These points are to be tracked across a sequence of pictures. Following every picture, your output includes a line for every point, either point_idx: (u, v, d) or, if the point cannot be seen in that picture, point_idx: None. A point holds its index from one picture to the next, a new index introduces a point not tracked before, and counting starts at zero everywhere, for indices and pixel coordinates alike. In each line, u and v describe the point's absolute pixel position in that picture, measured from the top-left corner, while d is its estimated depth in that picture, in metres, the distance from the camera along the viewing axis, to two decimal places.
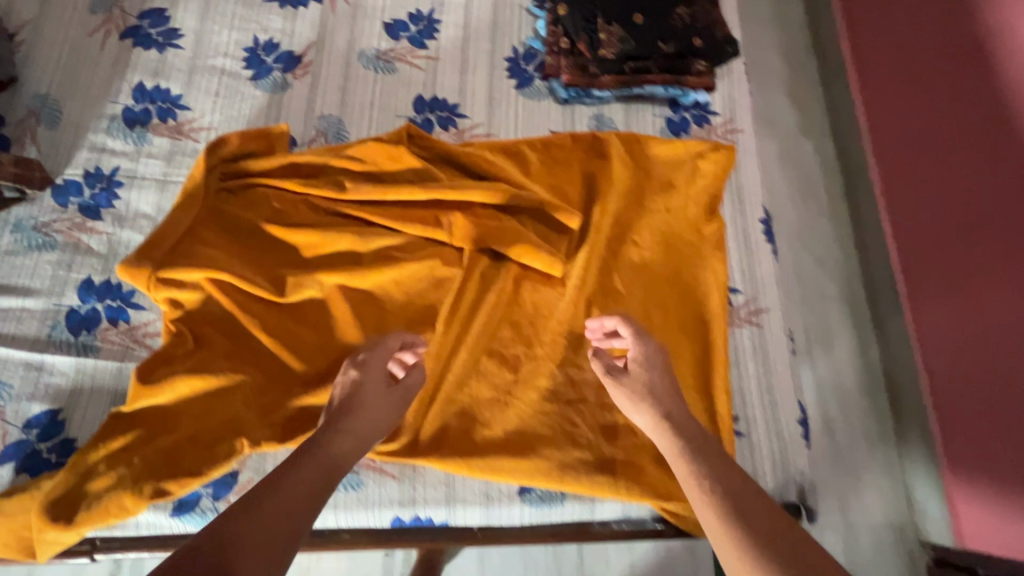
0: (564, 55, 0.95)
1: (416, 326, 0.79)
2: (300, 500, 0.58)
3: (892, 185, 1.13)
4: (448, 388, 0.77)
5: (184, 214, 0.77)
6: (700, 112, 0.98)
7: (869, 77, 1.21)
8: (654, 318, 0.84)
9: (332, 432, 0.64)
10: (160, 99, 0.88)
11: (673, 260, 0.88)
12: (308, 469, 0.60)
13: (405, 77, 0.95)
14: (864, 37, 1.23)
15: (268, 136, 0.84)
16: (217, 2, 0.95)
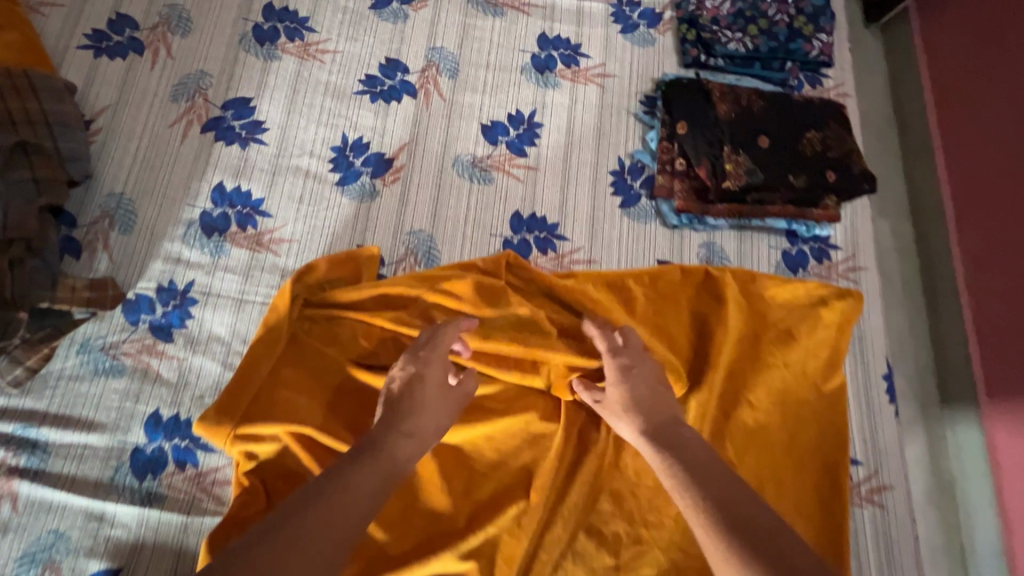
0: (679, 177, 0.87)
1: (508, 492, 0.72)
2: (354, 506, 0.56)
3: (980, 265, 0.98)
4: (542, 570, 0.69)
5: (266, 352, 0.71)
6: (820, 245, 0.90)
7: (957, 141, 1.07)
8: (768, 493, 0.76)
9: (394, 434, 0.62)
10: (240, 202, 0.81)
11: (788, 424, 0.79)
12: (365, 473, 0.58)
13: (502, 189, 0.87)
14: (955, 95, 1.09)
15: (357, 258, 0.77)
16: (305, 93, 0.88)
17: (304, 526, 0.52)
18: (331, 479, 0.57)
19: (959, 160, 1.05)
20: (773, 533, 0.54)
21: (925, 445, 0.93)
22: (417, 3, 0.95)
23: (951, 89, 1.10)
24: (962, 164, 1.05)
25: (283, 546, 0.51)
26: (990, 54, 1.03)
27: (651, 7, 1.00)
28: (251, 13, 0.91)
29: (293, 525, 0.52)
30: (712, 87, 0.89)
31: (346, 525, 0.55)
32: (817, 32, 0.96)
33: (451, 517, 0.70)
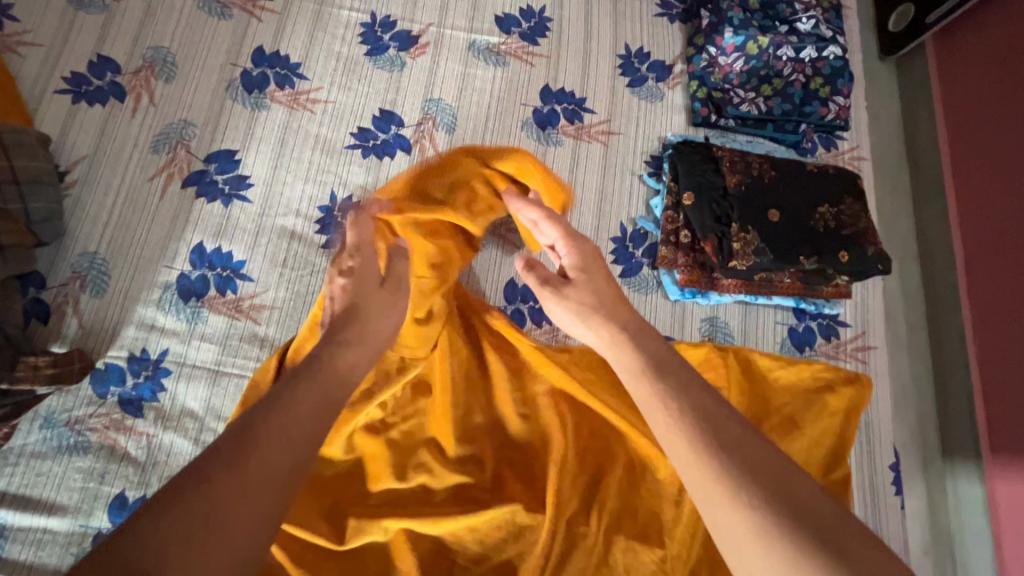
0: (683, 250, 0.82)
1: None
2: (307, 421, 0.53)
3: (987, 325, 0.94)
4: None
5: None
6: (828, 321, 0.86)
7: (972, 191, 1.01)
8: None
9: (335, 348, 0.60)
10: (220, 265, 0.77)
11: None
12: (312, 389, 0.55)
13: (497, 256, 0.83)
14: (967, 143, 1.04)
15: None
16: (293, 146, 0.84)
17: (257, 445, 0.49)
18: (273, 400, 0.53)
19: (972, 212, 1.01)
20: (742, 451, 0.51)
21: (930, 527, 0.89)
22: (415, 50, 0.91)
23: (966, 135, 1.05)
24: (974, 215, 1.00)
25: (239, 466, 0.47)
26: (1008, 101, 0.97)
27: (660, 60, 0.96)
28: (240, 57, 0.86)
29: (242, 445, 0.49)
30: (721, 155, 0.84)
31: (301, 438, 0.52)
32: (834, 94, 0.92)
33: None
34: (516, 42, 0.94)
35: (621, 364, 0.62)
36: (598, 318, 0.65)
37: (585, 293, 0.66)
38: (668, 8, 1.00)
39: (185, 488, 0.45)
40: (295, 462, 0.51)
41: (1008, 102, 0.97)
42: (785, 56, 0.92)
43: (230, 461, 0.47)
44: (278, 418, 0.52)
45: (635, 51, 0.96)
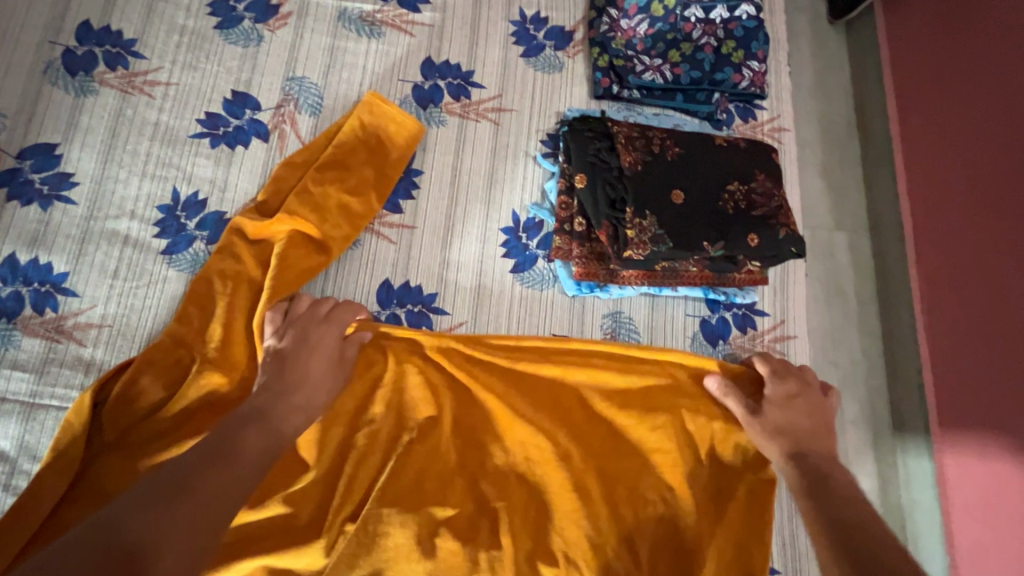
0: (578, 240, 0.74)
1: None
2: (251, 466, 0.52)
3: (938, 300, 0.87)
4: None
5: (50, 484, 0.58)
6: (744, 312, 0.78)
7: (919, 159, 0.94)
8: None
9: (284, 404, 0.57)
10: (37, 278, 0.66)
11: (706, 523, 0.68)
12: (258, 429, 0.54)
13: (369, 254, 0.73)
14: (911, 105, 0.97)
15: (178, 352, 0.64)
16: (126, 137, 0.72)
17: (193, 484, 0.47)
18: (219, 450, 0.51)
19: (920, 182, 0.93)
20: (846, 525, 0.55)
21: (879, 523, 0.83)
22: (275, 22, 0.80)
23: (914, 99, 0.97)
24: (923, 184, 0.93)
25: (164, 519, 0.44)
26: (962, 60, 0.89)
27: (558, 26, 0.86)
28: (61, 35, 0.74)
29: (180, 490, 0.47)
30: (617, 130, 0.75)
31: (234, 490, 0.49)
32: (748, 59, 0.83)
33: None
34: (394, 10, 0.83)
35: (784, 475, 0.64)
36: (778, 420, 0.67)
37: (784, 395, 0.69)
38: None
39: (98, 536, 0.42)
40: (233, 501, 0.49)
41: (966, 59, 0.89)
42: (694, 16, 0.82)
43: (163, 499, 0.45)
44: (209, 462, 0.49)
45: (531, 16, 0.86)
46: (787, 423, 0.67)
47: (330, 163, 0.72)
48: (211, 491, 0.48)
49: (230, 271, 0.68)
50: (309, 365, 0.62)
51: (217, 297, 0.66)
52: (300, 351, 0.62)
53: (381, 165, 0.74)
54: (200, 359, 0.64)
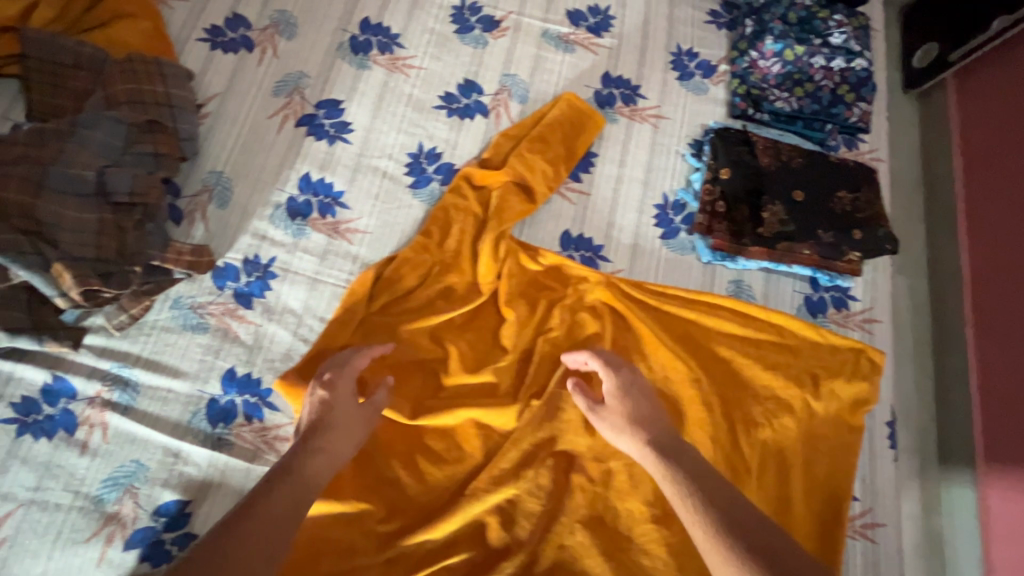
0: (718, 218, 0.95)
1: (532, 464, 0.79)
2: (275, 526, 0.61)
3: (991, 307, 1.04)
4: (558, 534, 0.77)
5: (344, 328, 0.81)
6: (840, 294, 0.97)
7: (980, 197, 1.13)
8: (787, 505, 0.83)
9: (307, 455, 0.67)
10: (323, 192, 0.90)
11: (803, 446, 0.87)
12: (277, 497, 0.63)
13: (556, 209, 0.95)
14: (976, 149, 1.17)
15: (426, 257, 0.87)
16: (388, 102, 0.97)
17: (235, 540, 0.58)
18: (247, 508, 0.61)
19: (981, 212, 1.12)
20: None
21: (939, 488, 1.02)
22: (497, 32, 1.05)
23: (979, 143, 1.16)
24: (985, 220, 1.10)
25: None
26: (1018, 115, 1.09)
27: (706, 60, 1.09)
28: (349, 25, 1.01)
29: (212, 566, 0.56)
30: (755, 140, 0.98)
31: (268, 542, 0.60)
32: (858, 100, 1.05)
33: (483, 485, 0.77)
34: (583, 34, 1.08)
35: (645, 466, 0.73)
36: (630, 436, 0.75)
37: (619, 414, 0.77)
38: (716, 16, 1.13)
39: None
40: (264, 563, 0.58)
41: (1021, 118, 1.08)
42: (818, 63, 1.05)
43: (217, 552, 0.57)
44: (247, 523, 0.60)
45: (686, 50, 1.10)
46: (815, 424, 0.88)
47: (537, 138, 0.96)
48: (242, 547, 0.58)
49: (461, 205, 0.90)
50: (333, 427, 0.70)
51: (454, 222, 0.89)
52: (322, 428, 0.70)
53: (573, 145, 0.97)
54: (440, 262, 0.87)
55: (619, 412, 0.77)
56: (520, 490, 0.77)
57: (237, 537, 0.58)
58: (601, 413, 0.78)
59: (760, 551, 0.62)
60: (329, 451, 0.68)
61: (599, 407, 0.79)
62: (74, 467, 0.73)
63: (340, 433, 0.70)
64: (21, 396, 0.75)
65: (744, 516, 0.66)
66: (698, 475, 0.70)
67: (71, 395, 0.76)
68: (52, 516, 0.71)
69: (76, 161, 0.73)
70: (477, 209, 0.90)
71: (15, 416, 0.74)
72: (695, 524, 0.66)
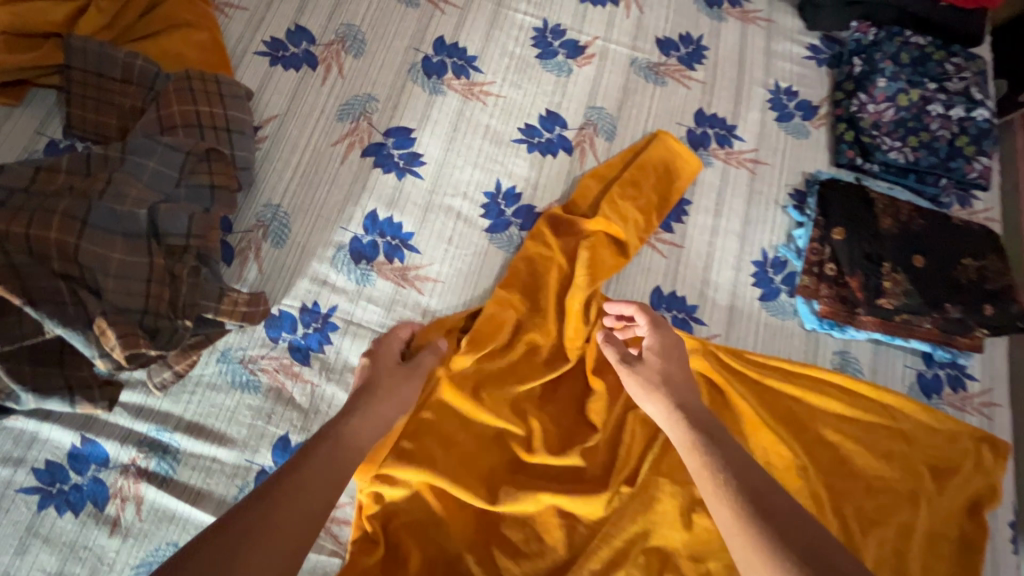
0: (827, 282, 0.85)
1: (623, 564, 0.69)
2: (325, 480, 0.57)
3: None
4: None
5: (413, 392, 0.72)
6: (956, 372, 0.86)
7: None
8: None
9: (360, 413, 0.63)
10: (390, 233, 0.80)
11: (925, 551, 0.76)
12: (316, 461, 0.57)
13: (645, 262, 0.85)
14: None
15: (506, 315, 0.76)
16: (464, 133, 0.87)
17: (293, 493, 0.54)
18: (300, 459, 0.57)
19: None
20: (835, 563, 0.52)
21: None
22: (582, 59, 0.95)
23: None
24: None
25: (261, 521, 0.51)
26: None
27: (808, 100, 0.99)
28: (423, 44, 0.91)
29: (245, 530, 0.50)
30: (874, 197, 0.87)
31: (321, 492, 0.56)
32: (979, 154, 0.94)
33: None
34: (674, 65, 0.98)
35: (672, 433, 0.67)
36: (660, 395, 0.69)
37: (655, 369, 0.71)
38: (817, 52, 1.03)
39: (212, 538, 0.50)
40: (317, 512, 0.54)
41: None
42: (935, 111, 0.95)
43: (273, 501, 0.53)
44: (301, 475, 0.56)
45: (785, 88, 1.00)
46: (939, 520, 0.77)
47: (629, 183, 0.86)
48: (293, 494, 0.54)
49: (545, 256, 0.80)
50: (389, 391, 0.66)
51: (538, 274, 0.80)
52: (369, 390, 0.65)
53: (668, 193, 0.87)
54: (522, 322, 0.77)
55: (655, 371, 0.71)
56: None
57: (274, 499, 0.53)
58: (635, 368, 0.71)
59: (783, 532, 0.55)
60: (376, 413, 0.64)
61: (634, 362, 0.72)
62: (102, 549, 0.63)
63: (394, 400, 0.65)
64: (45, 460, 0.65)
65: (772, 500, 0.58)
66: (732, 455, 0.63)
67: (102, 461, 0.66)
68: None
69: (127, 196, 0.65)
70: (562, 260, 0.80)
71: (38, 484, 0.64)
72: (722, 507, 0.59)
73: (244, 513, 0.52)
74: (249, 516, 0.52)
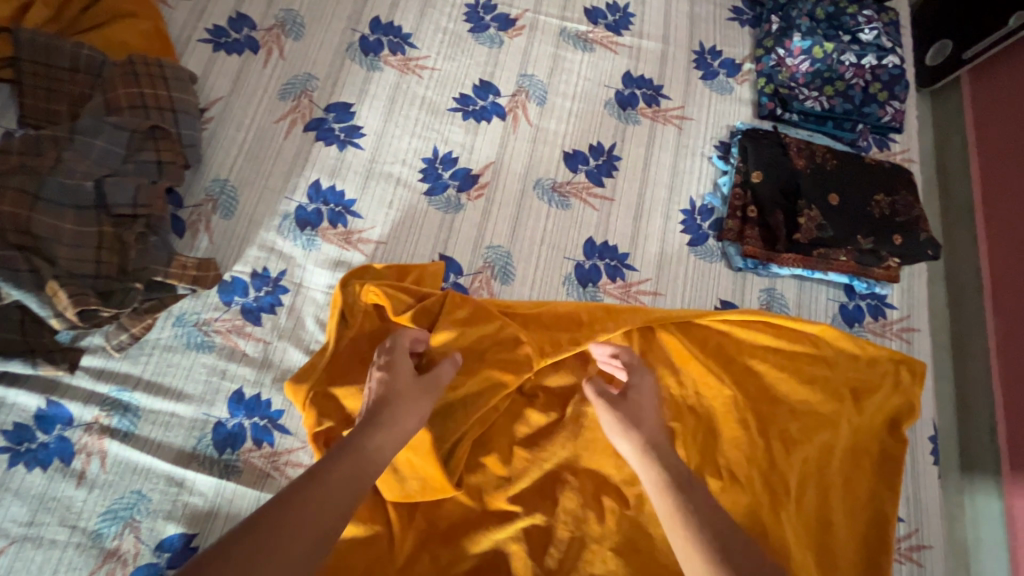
0: (750, 224, 0.90)
1: (555, 483, 0.75)
2: (333, 506, 0.55)
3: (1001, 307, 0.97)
4: (587, 559, 0.72)
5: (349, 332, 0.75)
6: (876, 302, 0.92)
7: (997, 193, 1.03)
8: (834, 531, 0.78)
9: (371, 429, 0.61)
10: (334, 201, 0.86)
11: (847, 464, 0.82)
12: (337, 479, 0.56)
13: (579, 216, 0.90)
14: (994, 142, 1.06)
15: (422, 268, 0.81)
16: (401, 105, 0.92)
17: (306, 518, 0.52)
18: (321, 471, 0.56)
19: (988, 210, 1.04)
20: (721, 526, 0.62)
21: None
22: (513, 31, 1.01)
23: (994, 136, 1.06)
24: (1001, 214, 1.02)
25: (296, 524, 0.51)
26: None
27: (730, 58, 1.05)
28: (359, 24, 0.96)
29: (287, 519, 0.51)
30: (788, 142, 0.94)
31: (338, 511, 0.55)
32: (891, 99, 1.00)
33: (509, 509, 0.73)
34: (602, 32, 1.04)
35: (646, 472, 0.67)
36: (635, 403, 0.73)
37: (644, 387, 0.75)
38: (739, 13, 1.09)
39: (260, 526, 0.50)
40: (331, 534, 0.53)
41: None
42: (848, 61, 1.00)
43: (302, 505, 0.53)
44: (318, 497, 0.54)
45: (709, 48, 1.05)
46: (858, 436, 0.83)
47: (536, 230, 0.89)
48: (321, 500, 0.54)
49: (471, 348, 0.76)
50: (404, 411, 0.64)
51: (471, 355, 0.76)
52: (385, 409, 0.63)
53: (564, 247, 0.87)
54: (437, 275, 0.81)
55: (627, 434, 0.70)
56: (551, 515, 0.73)
57: (287, 501, 0.53)
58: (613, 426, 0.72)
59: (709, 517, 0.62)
60: (398, 430, 0.62)
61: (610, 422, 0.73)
62: (71, 499, 0.68)
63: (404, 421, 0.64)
64: (12, 423, 0.70)
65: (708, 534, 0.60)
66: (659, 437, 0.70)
67: (66, 421, 0.71)
68: (47, 553, 0.66)
69: (76, 171, 0.70)
70: (497, 335, 0.77)
71: (7, 445, 0.69)
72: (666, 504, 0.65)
73: (278, 513, 0.52)
74: (281, 522, 0.51)
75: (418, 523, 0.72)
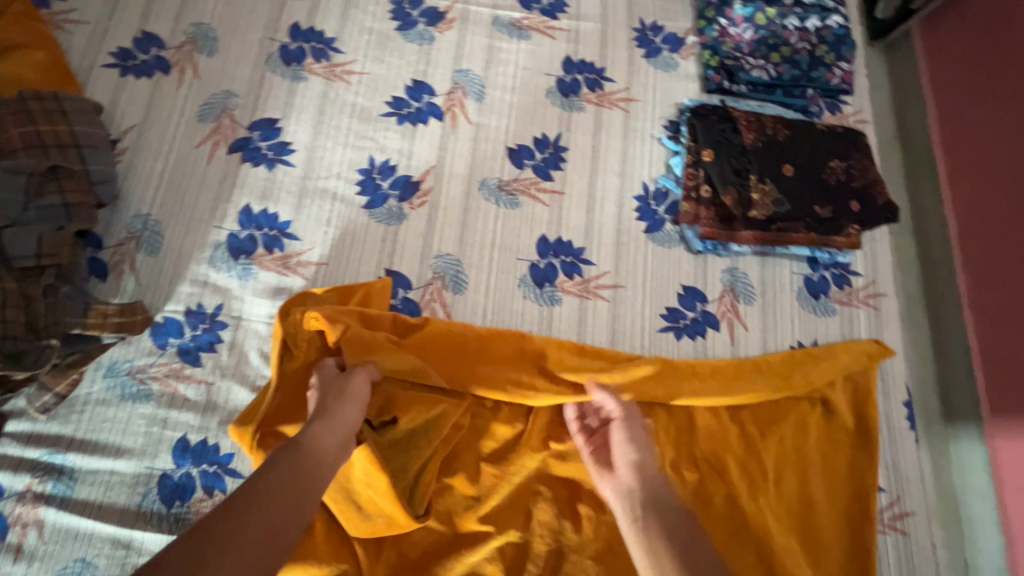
0: (705, 205, 0.88)
1: (527, 497, 0.72)
2: (284, 502, 0.52)
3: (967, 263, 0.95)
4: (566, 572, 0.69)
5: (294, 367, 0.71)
6: (841, 271, 0.90)
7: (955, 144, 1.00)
8: (819, 512, 0.76)
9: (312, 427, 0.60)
10: (267, 224, 0.81)
11: (824, 440, 0.80)
12: (284, 475, 0.54)
13: (529, 214, 0.87)
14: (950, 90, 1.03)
15: (367, 286, 0.76)
16: (331, 115, 0.87)
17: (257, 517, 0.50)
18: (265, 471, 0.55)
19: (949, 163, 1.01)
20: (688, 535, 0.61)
21: None
22: (443, 25, 0.96)
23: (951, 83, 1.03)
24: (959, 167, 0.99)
25: (244, 522, 0.49)
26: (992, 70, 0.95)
27: (673, 33, 1.01)
28: (278, 33, 0.91)
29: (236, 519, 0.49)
30: (737, 115, 0.91)
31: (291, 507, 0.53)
32: (838, 61, 0.97)
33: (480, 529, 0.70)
34: (538, 18, 0.99)
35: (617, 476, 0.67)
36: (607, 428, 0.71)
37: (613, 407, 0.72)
38: None
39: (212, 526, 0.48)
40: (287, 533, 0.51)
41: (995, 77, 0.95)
42: (791, 25, 0.98)
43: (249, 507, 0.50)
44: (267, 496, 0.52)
45: (650, 24, 1.01)
46: (832, 411, 0.81)
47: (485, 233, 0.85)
48: (272, 497, 0.52)
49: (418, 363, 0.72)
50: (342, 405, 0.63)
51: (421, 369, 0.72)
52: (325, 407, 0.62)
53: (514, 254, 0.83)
54: (385, 293, 0.77)
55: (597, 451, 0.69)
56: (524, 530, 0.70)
57: (233, 501, 0.51)
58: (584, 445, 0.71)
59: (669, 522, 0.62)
60: (338, 420, 0.61)
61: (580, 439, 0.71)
62: None
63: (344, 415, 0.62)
64: None
65: (674, 521, 0.61)
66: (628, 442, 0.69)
67: None
68: None
69: None
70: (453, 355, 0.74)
71: None
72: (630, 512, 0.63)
73: (224, 514, 0.49)
74: (228, 521, 0.49)
75: (387, 557, 0.68)
